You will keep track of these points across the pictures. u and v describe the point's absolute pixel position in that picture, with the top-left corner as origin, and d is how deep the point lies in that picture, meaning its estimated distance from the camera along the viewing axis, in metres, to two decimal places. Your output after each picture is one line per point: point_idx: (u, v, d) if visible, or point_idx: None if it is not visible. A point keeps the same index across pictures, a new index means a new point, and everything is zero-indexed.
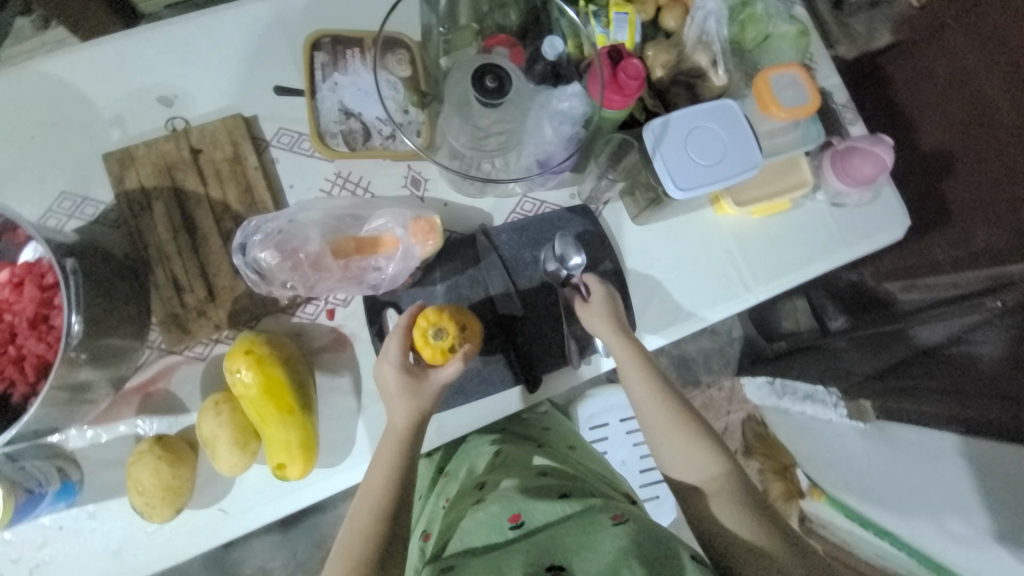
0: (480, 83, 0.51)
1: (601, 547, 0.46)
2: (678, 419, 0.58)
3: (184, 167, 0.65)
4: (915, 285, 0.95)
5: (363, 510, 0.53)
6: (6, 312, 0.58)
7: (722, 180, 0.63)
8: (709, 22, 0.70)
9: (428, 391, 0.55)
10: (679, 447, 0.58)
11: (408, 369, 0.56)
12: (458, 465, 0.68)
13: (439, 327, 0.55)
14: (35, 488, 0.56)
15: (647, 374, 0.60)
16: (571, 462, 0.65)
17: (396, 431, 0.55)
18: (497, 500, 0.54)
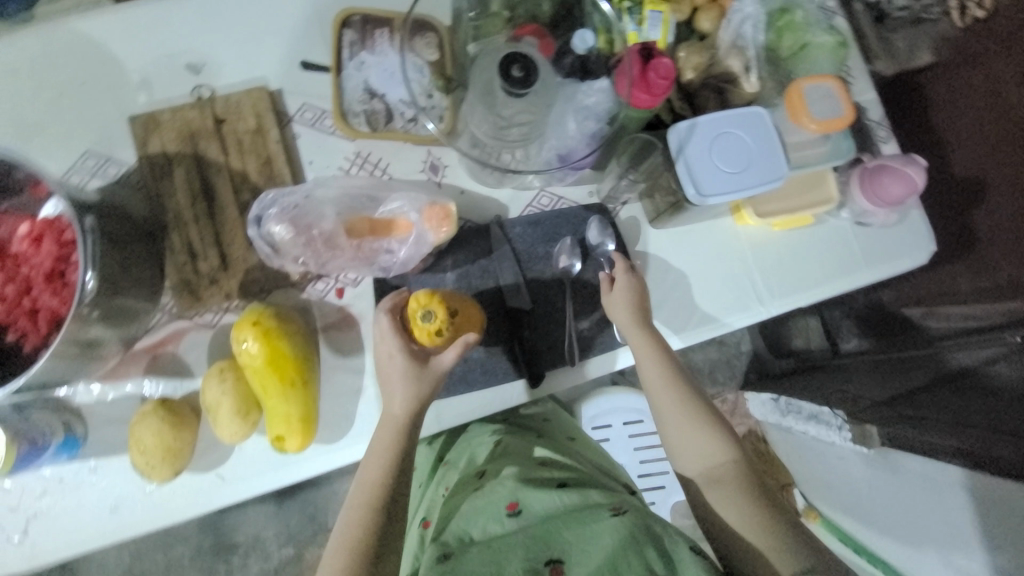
0: (507, 72, 0.50)
1: (599, 538, 0.45)
2: (689, 411, 0.59)
3: (207, 136, 0.65)
4: (934, 313, 0.94)
5: (366, 489, 0.54)
6: (24, 264, 0.59)
7: (744, 188, 0.61)
8: (745, 27, 0.69)
9: (433, 373, 0.56)
10: (689, 438, 0.58)
11: (412, 354, 0.57)
12: (458, 453, 0.68)
13: (427, 310, 0.56)
14: (38, 439, 0.58)
15: (660, 364, 0.61)
16: (573, 455, 0.64)
17: (398, 411, 0.56)
18: (495, 487, 0.54)
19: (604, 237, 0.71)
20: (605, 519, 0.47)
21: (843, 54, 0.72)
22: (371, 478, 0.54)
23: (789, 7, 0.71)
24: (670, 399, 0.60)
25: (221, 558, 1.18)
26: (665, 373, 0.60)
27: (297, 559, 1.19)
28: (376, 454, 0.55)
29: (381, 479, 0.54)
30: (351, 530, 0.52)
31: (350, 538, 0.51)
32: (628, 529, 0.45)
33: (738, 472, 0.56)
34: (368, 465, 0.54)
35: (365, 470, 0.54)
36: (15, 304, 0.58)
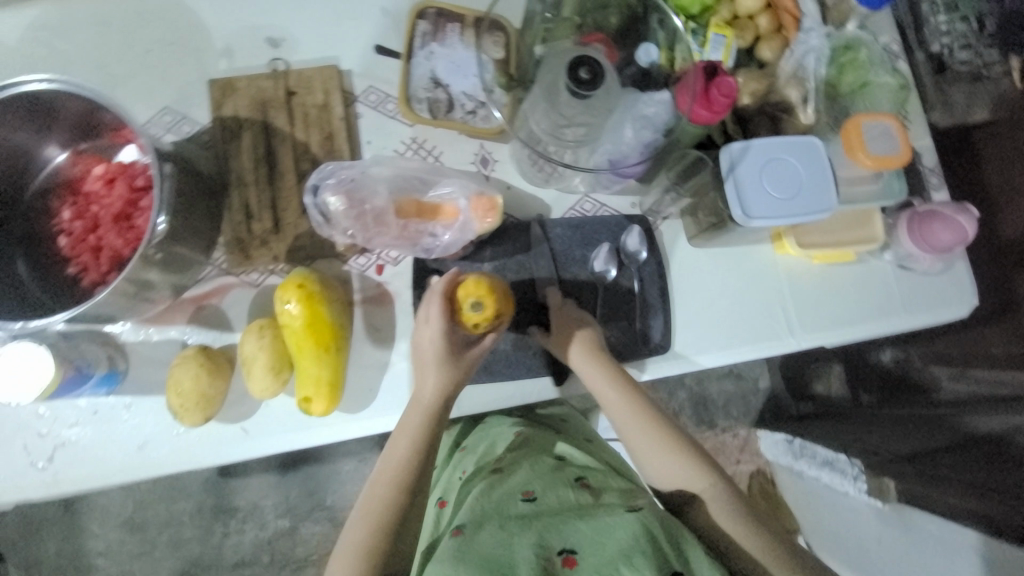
0: (575, 73, 0.52)
1: (614, 532, 0.46)
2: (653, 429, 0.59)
3: (277, 105, 0.68)
4: (965, 375, 0.91)
5: (391, 463, 0.55)
6: (95, 204, 0.63)
7: (793, 215, 0.61)
8: (808, 59, 0.70)
9: (469, 359, 0.58)
10: (662, 458, 0.58)
11: (452, 338, 0.57)
12: (476, 440, 0.69)
13: (477, 301, 0.54)
14: (82, 368, 0.60)
15: (618, 389, 0.61)
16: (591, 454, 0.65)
17: (433, 389, 0.57)
18: (516, 477, 0.55)
19: (641, 247, 0.71)
20: (620, 516, 0.48)
21: (904, 97, 0.73)
22: (399, 450, 0.55)
23: (853, 45, 0.71)
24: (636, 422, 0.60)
25: (218, 520, 1.20)
26: (621, 401, 0.60)
27: (292, 532, 1.20)
28: (404, 427, 0.56)
29: (407, 453, 0.55)
30: (375, 500, 0.53)
31: (375, 506, 0.53)
32: (642, 526, 0.46)
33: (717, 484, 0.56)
34: (398, 439, 0.56)
35: (394, 440, 0.56)
36: (82, 240, 0.62)
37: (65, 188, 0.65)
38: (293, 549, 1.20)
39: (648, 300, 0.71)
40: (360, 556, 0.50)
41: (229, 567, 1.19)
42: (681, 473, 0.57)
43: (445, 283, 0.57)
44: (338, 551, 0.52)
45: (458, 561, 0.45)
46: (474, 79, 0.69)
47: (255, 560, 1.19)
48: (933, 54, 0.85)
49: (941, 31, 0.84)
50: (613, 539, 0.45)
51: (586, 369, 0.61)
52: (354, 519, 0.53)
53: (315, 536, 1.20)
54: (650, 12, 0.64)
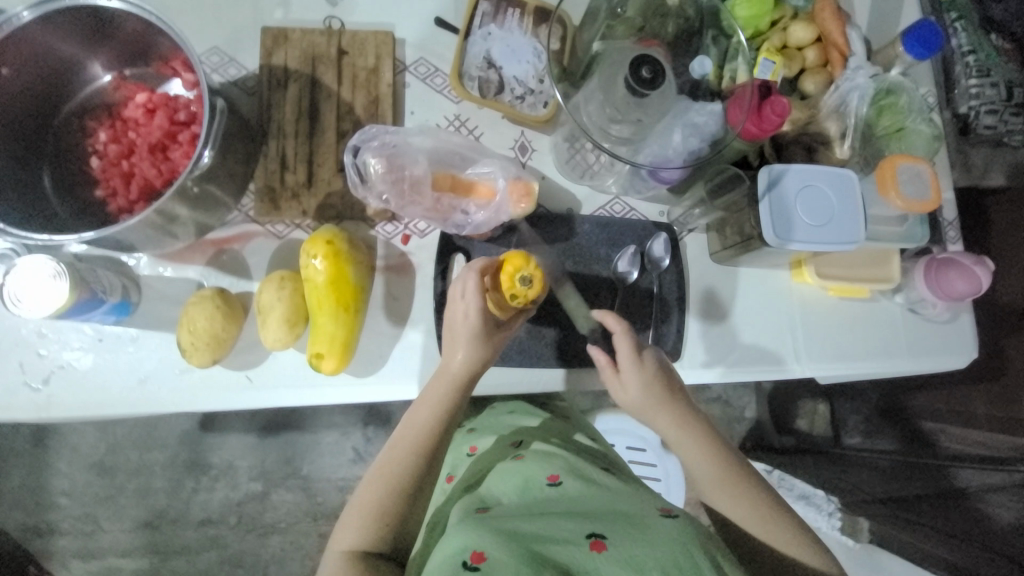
0: (636, 71, 0.54)
1: (647, 530, 0.45)
2: (762, 502, 0.55)
3: (328, 62, 0.68)
4: (946, 432, 0.93)
5: (411, 433, 0.55)
6: (132, 131, 0.62)
7: (819, 242, 0.63)
8: (852, 96, 0.70)
9: (498, 339, 0.58)
10: (770, 529, 0.54)
11: (484, 316, 0.57)
12: (486, 422, 0.69)
13: (524, 274, 0.54)
14: (98, 292, 0.58)
15: (722, 460, 0.57)
16: (604, 452, 0.65)
17: (461, 362, 0.56)
18: (536, 460, 0.56)
19: (665, 254, 0.72)
20: (652, 516, 0.47)
21: (937, 146, 0.75)
22: (421, 418, 0.56)
23: (896, 90, 0.72)
24: (746, 497, 0.55)
25: (191, 475, 1.18)
26: (724, 474, 0.56)
27: (263, 497, 1.18)
28: (432, 396, 0.57)
29: (430, 423, 0.55)
30: (394, 464, 0.54)
31: (395, 472, 0.54)
32: (671, 527, 0.46)
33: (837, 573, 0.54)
34: (419, 406, 0.56)
35: (416, 408, 0.56)
36: (115, 164, 0.61)
37: (105, 111, 0.64)
38: (262, 514, 1.18)
39: (665, 307, 0.71)
40: (374, 516, 0.52)
41: (194, 523, 1.17)
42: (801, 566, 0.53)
43: (483, 260, 0.58)
44: (353, 507, 0.54)
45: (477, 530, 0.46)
46: (527, 65, 0.69)
47: (222, 520, 1.17)
48: (958, 115, 0.84)
49: (969, 94, 0.82)
50: (647, 538, 0.44)
51: (688, 438, 0.57)
52: (371, 477, 0.54)
53: (286, 504, 1.18)
54: (705, 27, 0.64)
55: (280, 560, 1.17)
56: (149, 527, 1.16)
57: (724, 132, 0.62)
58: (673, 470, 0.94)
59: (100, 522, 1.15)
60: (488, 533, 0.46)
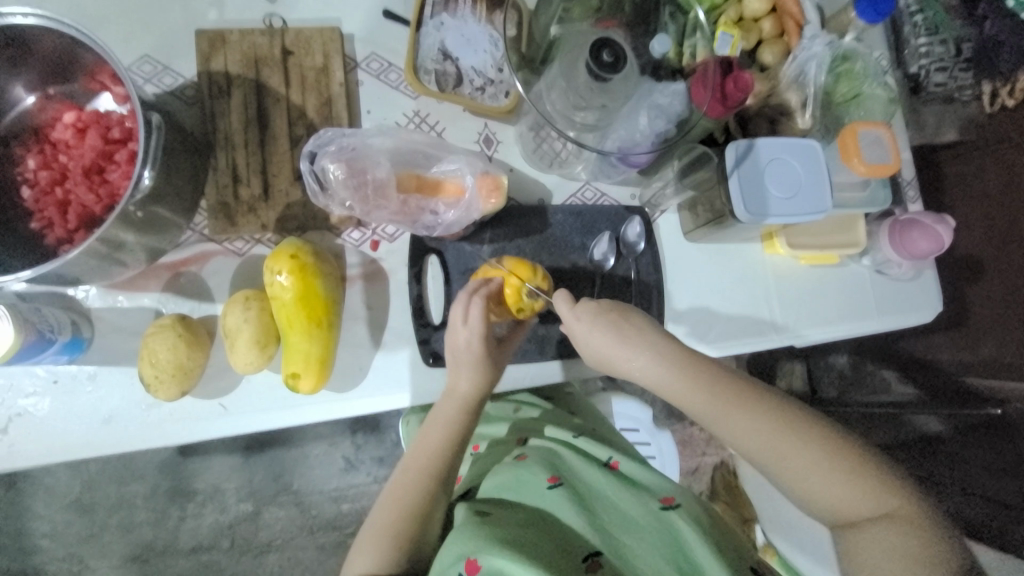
0: (597, 54, 0.53)
1: (650, 534, 0.48)
2: (766, 426, 0.48)
3: (272, 64, 0.64)
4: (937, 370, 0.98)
5: (416, 461, 0.54)
6: (64, 154, 0.57)
7: (791, 213, 0.64)
8: (810, 65, 0.70)
9: (497, 354, 0.59)
10: (782, 445, 0.48)
11: (486, 337, 0.57)
12: (486, 419, 0.68)
13: (534, 287, 0.57)
14: (46, 332, 0.54)
15: (705, 395, 0.49)
16: (604, 438, 0.65)
17: (467, 382, 0.56)
18: (536, 460, 0.55)
19: (640, 238, 0.72)
20: (654, 513, 0.50)
21: (893, 109, 0.76)
22: (435, 441, 0.55)
23: (851, 56, 0.73)
24: (743, 425, 0.49)
25: (175, 503, 1.13)
26: (716, 403, 0.49)
27: (255, 517, 1.15)
28: (441, 418, 0.56)
29: (440, 445, 0.55)
30: (404, 486, 0.53)
31: (405, 491, 0.52)
32: (669, 524, 0.49)
33: (874, 496, 0.46)
34: (430, 427, 0.55)
35: (427, 430, 0.55)
36: (47, 192, 0.56)
37: (30, 134, 0.59)
38: (256, 534, 1.15)
39: (643, 290, 0.71)
40: (383, 538, 0.50)
41: (185, 552, 1.13)
42: (821, 485, 0.47)
43: (477, 283, 0.57)
44: (367, 531, 0.51)
45: (479, 533, 0.46)
46: (484, 54, 0.66)
47: (214, 545, 1.14)
48: (910, 75, 0.85)
49: (919, 54, 0.83)
50: (651, 545, 0.48)
51: (663, 380, 0.50)
52: (382, 504, 0.53)
53: (280, 521, 1.16)
54: (661, 5, 0.63)
55: None
56: (138, 561, 1.12)
57: (689, 111, 0.61)
58: (666, 446, 0.96)
59: (84, 562, 1.10)
60: (491, 536, 0.46)
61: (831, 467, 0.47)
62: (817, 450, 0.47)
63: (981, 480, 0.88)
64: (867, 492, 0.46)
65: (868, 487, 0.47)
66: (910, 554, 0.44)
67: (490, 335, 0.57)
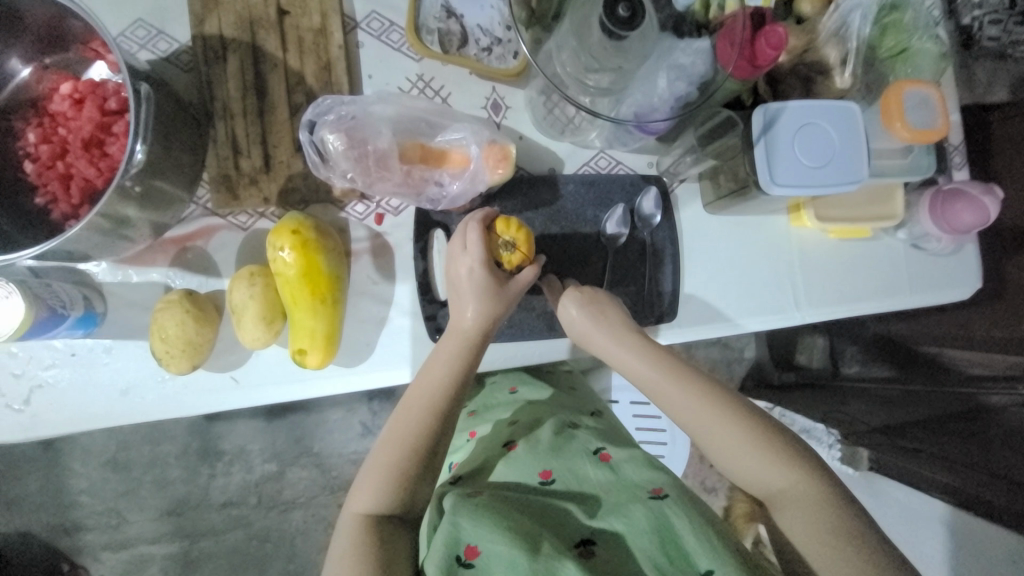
0: (612, 10, 0.47)
1: (642, 522, 0.48)
2: (706, 405, 0.52)
3: (268, 26, 0.61)
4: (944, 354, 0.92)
5: (403, 426, 0.51)
6: (62, 126, 0.56)
7: (821, 184, 0.59)
8: (853, 16, 0.62)
9: (512, 290, 0.55)
10: (723, 426, 0.52)
11: (490, 267, 0.55)
12: (487, 404, 0.68)
13: (510, 240, 0.56)
14: (58, 307, 0.55)
15: (656, 370, 0.54)
16: (604, 421, 0.64)
17: (472, 316, 0.54)
18: (529, 453, 0.56)
19: (656, 211, 0.68)
20: (646, 503, 0.49)
21: (944, 66, 0.69)
22: (437, 377, 0.53)
23: (901, 4, 0.65)
24: (687, 404, 0.53)
25: (204, 463, 1.19)
26: (669, 381, 0.54)
27: (279, 477, 1.21)
28: (440, 364, 0.53)
29: (443, 390, 0.53)
30: (389, 452, 0.50)
31: (408, 437, 0.50)
32: (660, 511, 0.48)
33: (803, 483, 0.49)
34: (431, 368, 0.53)
35: (423, 375, 0.53)
36: (49, 167, 0.56)
37: (28, 106, 0.58)
38: (280, 492, 1.21)
39: (658, 265, 0.68)
40: (386, 482, 0.49)
41: (215, 507, 1.20)
42: (752, 467, 0.51)
43: (486, 213, 0.56)
44: (368, 468, 0.51)
45: (476, 519, 0.47)
46: (491, 10, 0.62)
47: (243, 501, 1.20)
48: (962, 27, 0.84)
49: (973, 4, 0.81)
50: (641, 534, 0.47)
51: (625, 358, 0.55)
52: (371, 462, 0.51)
53: (303, 480, 1.21)
54: None
55: (304, 532, 1.21)
56: (173, 515, 1.19)
57: (713, 72, 0.56)
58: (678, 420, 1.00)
59: (124, 514, 1.18)
60: (485, 521, 0.47)
61: (762, 450, 0.51)
62: (753, 436, 0.51)
63: (1005, 461, 0.76)
64: (794, 476, 0.50)
65: (794, 471, 0.50)
66: (823, 533, 0.46)
67: (491, 264, 0.55)
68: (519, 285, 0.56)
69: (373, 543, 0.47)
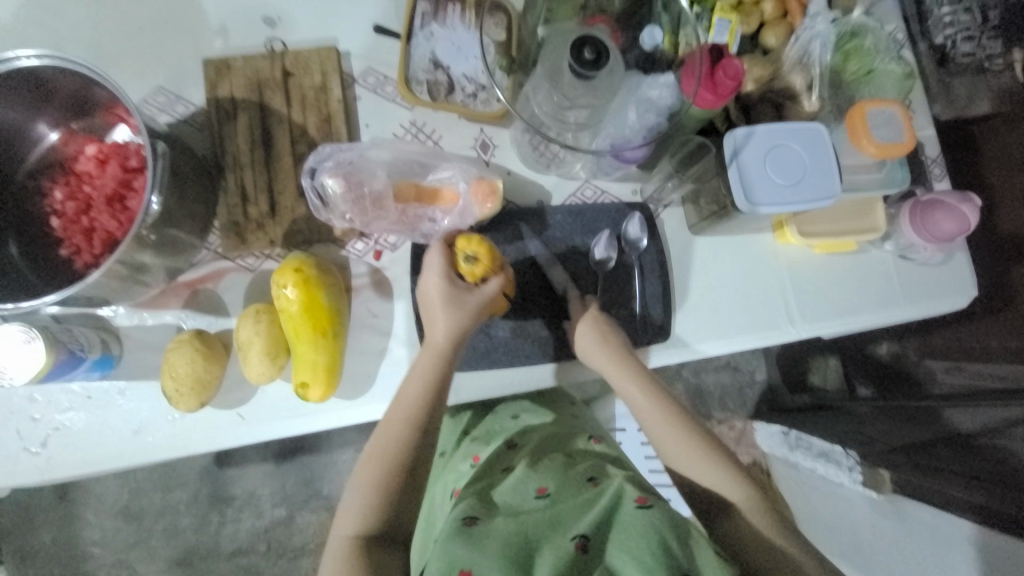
0: (579, 54, 0.52)
1: (631, 526, 0.47)
2: (675, 426, 0.58)
3: (274, 87, 0.67)
4: (960, 369, 0.94)
5: (382, 440, 0.53)
6: (87, 184, 0.62)
7: (794, 202, 0.61)
8: (814, 43, 0.67)
9: (472, 305, 0.57)
10: (684, 450, 0.57)
11: (452, 281, 0.58)
12: (485, 431, 0.70)
13: (471, 253, 0.59)
14: (76, 350, 0.58)
15: (637, 383, 0.60)
16: (609, 451, 0.64)
17: (443, 335, 0.57)
18: (525, 472, 0.57)
19: (642, 234, 0.70)
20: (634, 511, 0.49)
21: (909, 85, 0.72)
22: (411, 392, 0.55)
23: (859, 32, 0.70)
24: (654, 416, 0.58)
25: (215, 508, 1.19)
26: (653, 395, 0.59)
27: (288, 521, 1.19)
28: (409, 384, 0.56)
29: (423, 396, 0.55)
30: (368, 475, 0.52)
31: (386, 451, 0.52)
32: (652, 523, 0.47)
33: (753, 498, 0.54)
34: (409, 379, 0.56)
35: (394, 403, 0.55)
36: (75, 221, 0.61)
37: (58, 168, 0.64)
38: (290, 537, 1.19)
39: (649, 286, 0.70)
40: (370, 499, 0.51)
41: (225, 555, 1.18)
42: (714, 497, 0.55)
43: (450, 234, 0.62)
44: (352, 488, 0.52)
45: (469, 545, 0.47)
46: (475, 61, 0.68)
47: (252, 548, 1.19)
48: (936, 46, 0.85)
49: (944, 23, 0.84)
50: (632, 538, 0.47)
51: (622, 376, 0.60)
52: (353, 487, 0.52)
53: (312, 524, 1.19)
54: None
55: None
56: (183, 565, 1.18)
57: (681, 102, 0.60)
58: None
59: (135, 565, 1.17)
60: (484, 547, 0.47)
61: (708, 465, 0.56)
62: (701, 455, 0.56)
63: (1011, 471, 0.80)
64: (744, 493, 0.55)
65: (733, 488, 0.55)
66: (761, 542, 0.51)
67: (453, 277, 0.58)
68: (482, 295, 0.58)
69: (363, 561, 0.48)
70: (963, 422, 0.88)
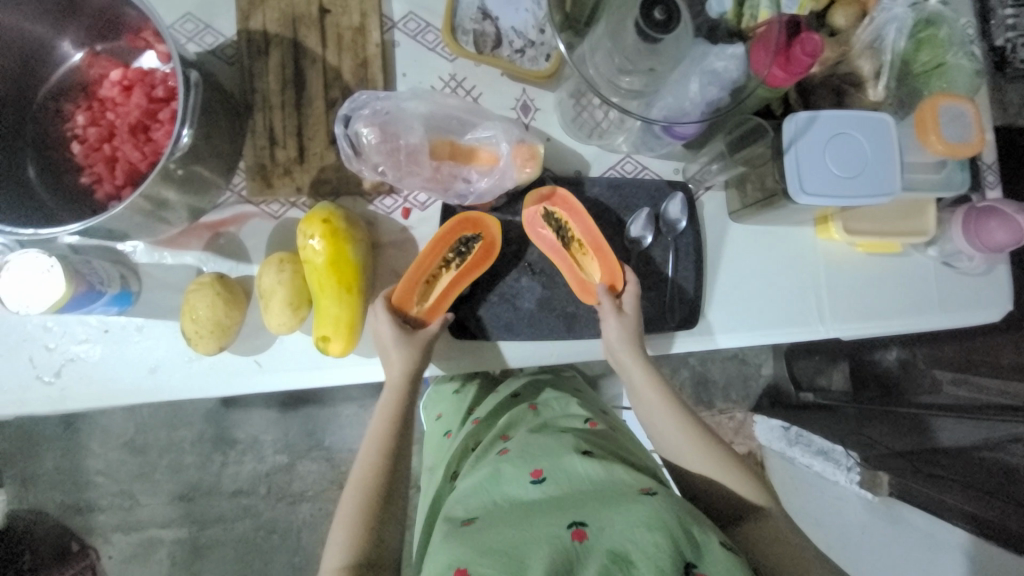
0: (649, 13, 0.48)
1: (633, 518, 0.45)
2: (686, 433, 0.58)
3: (309, 24, 0.63)
4: (967, 381, 0.88)
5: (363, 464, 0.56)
6: (109, 111, 0.59)
7: (849, 196, 0.58)
8: (890, 28, 0.63)
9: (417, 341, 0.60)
10: (694, 450, 0.57)
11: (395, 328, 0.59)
12: (489, 411, 0.68)
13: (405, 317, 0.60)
14: (95, 284, 0.56)
15: (658, 391, 0.60)
16: (616, 439, 0.60)
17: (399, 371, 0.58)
18: (520, 455, 0.55)
19: (681, 216, 0.67)
20: (636, 498, 0.47)
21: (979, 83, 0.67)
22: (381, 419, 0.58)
23: (936, 20, 0.65)
24: (660, 420, 0.59)
25: (218, 450, 1.21)
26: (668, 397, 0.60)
27: (289, 468, 1.21)
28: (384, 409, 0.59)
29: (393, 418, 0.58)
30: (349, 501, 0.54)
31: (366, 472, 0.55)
32: (654, 507, 0.46)
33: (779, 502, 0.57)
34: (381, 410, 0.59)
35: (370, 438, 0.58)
36: (96, 149, 0.59)
37: (81, 92, 0.61)
38: (290, 483, 1.21)
39: (682, 272, 0.68)
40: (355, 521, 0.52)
41: (227, 494, 1.21)
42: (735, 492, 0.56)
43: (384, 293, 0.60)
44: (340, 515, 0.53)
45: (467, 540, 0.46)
46: (525, 14, 0.64)
47: (253, 490, 1.21)
48: (995, 48, 0.80)
49: (1007, 26, 0.78)
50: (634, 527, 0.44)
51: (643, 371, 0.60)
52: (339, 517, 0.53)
53: (312, 473, 1.22)
54: None
55: (311, 525, 1.21)
56: (184, 500, 1.21)
57: (745, 78, 0.56)
58: None
59: (137, 497, 1.20)
60: (475, 543, 0.45)
61: (719, 464, 0.57)
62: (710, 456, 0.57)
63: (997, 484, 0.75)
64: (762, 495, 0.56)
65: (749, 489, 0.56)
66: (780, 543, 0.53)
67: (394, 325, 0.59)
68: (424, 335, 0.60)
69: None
70: (949, 436, 0.83)
